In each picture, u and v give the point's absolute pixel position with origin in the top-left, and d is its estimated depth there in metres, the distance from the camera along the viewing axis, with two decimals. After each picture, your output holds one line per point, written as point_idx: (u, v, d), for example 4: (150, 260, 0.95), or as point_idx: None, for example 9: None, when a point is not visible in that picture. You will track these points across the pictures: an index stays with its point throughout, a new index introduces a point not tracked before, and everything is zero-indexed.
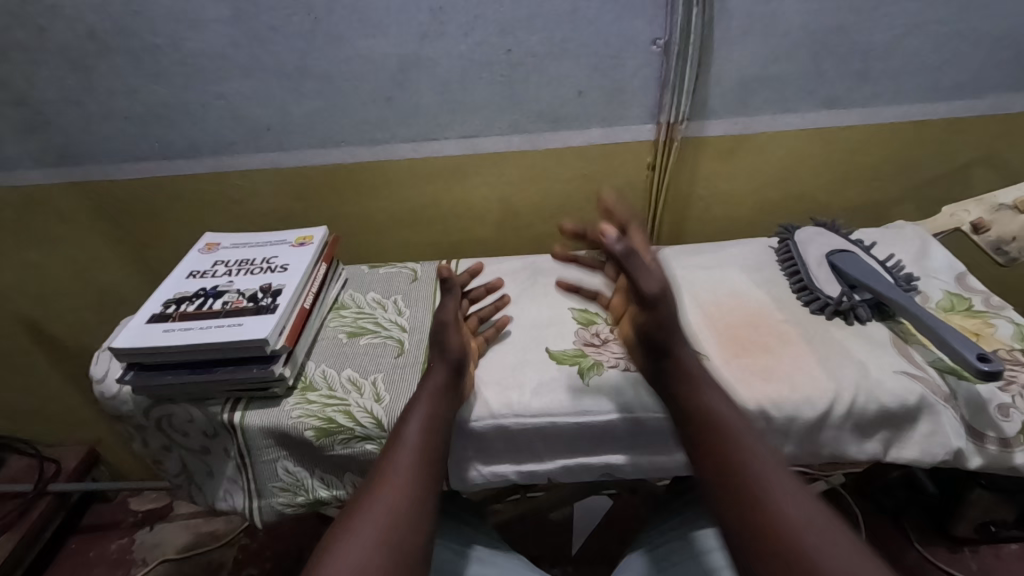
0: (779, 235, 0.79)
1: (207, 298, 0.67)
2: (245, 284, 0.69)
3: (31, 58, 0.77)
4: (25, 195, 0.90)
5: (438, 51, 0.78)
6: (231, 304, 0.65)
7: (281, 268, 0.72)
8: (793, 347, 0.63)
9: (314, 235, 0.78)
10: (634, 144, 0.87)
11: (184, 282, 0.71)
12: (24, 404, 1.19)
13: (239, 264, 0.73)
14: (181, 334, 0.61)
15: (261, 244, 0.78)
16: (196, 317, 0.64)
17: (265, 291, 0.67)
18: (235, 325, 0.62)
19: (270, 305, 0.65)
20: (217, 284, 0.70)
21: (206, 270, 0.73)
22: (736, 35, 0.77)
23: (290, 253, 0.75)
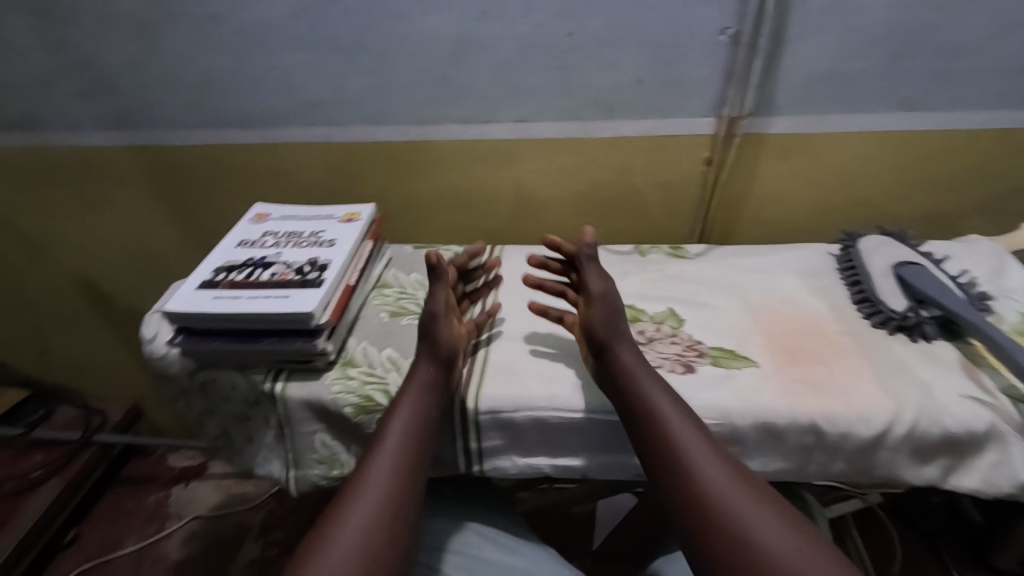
0: (841, 242, 0.75)
1: (256, 268, 0.68)
2: (292, 256, 0.69)
3: (101, 22, 0.79)
4: (86, 157, 0.93)
5: (496, 32, 0.76)
6: (278, 276, 0.66)
7: (328, 242, 0.72)
8: (849, 360, 0.60)
9: (361, 212, 0.77)
10: (691, 137, 0.83)
11: (234, 250, 0.72)
12: (74, 357, 1.24)
13: (288, 236, 0.74)
14: (229, 302, 0.62)
15: (310, 217, 0.78)
16: (244, 286, 0.64)
17: (313, 265, 0.67)
18: (282, 297, 0.62)
19: (317, 279, 0.65)
20: (265, 254, 0.70)
21: (255, 240, 0.73)
22: (811, 28, 0.73)
23: (338, 229, 0.75)
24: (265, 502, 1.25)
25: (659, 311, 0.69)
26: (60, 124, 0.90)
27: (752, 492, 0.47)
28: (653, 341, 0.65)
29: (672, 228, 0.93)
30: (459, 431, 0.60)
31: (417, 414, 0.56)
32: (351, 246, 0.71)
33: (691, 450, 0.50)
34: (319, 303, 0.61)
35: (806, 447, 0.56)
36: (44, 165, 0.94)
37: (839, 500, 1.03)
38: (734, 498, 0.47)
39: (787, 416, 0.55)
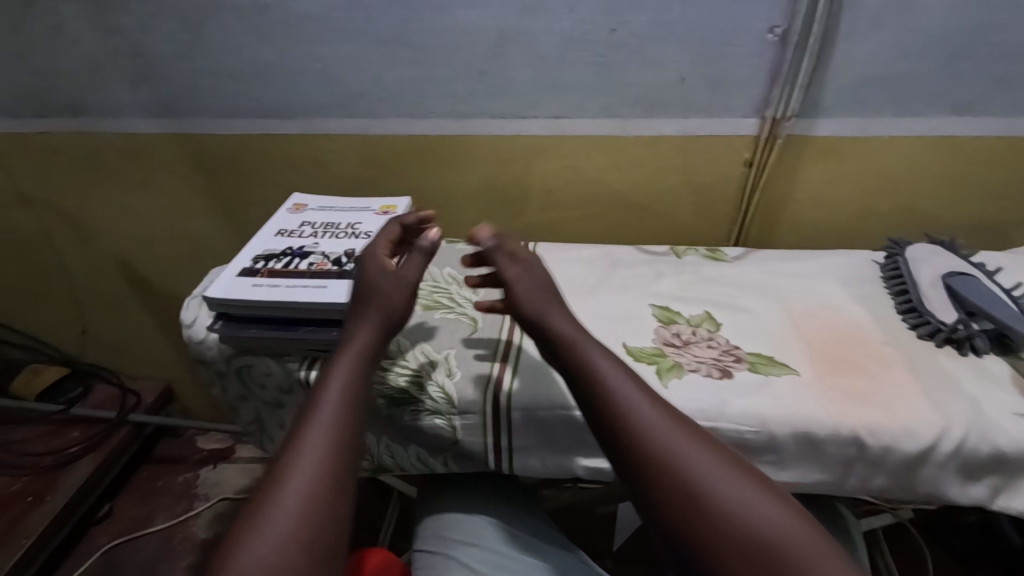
0: (887, 250, 0.73)
1: (294, 257, 0.68)
2: (330, 247, 0.70)
3: (150, 11, 0.81)
4: (130, 143, 0.95)
5: (538, 26, 0.75)
6: (316, 266, 0.66)
7: (365, 234, 0.72)
8: (894, 371, 0.58)
9: (397, 205, 0.78)
10: (733, 138, 0.81)
11: (272, 239, 0.73)
12: (112, 337, 1.28)
13: (325, 227, 0.74)
14: (268, 291, 0.63)
15: (347, 208, 0.79)
16: (282, 274, 0.65)
17: (350, 256, 0.68)
18: (319, 288, 0.63)
19: (353, 271, 0.65)
20: (304, 244, 0.71)
21: (293, 229, 0.74)
22: (864, 28, 0.71)
23: (374, 221, 0.75)
24: None
25: (695, 313, 0.68)
26: (106, 109, 0.92)
27: (713, 446, 0.47)
28: (689, 344, 0.64)
29: (708, 230, 0.91)
30: (491, 427, 0.60)
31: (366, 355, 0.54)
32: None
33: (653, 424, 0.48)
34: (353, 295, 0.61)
35: (846, 459, 0.55)
36: (91, 150, 0.97)
37: (870, 514, 1.00)
38: (697, 450, 0.46)
39: (829, 427, 0.54)
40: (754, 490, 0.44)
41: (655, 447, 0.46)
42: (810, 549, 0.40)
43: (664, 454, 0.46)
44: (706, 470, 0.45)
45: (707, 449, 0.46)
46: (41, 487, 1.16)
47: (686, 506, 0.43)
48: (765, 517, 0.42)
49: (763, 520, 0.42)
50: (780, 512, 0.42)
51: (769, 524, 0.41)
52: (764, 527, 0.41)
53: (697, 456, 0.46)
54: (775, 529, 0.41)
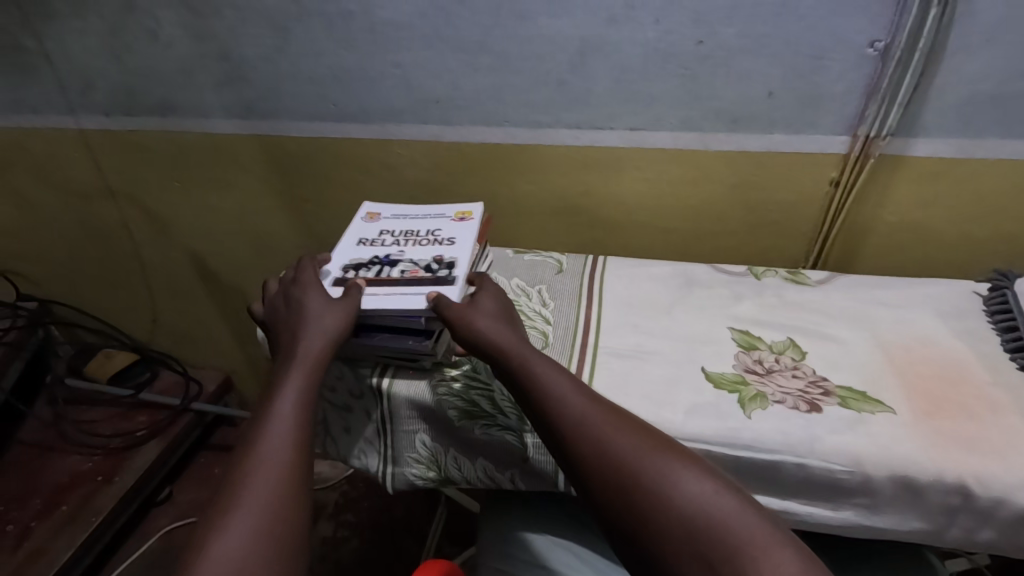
0: (993, 281, 0.68)
1: (383, 266, 0.68)
2: (416, 254, 0.69)
3: (240, 16, 0.83)
4: (210, 142, 0.98)
5: (624, 36, 0.74)
6: (408, 273, 0.66)
7: (448, 241, 0.72)
8: (1006, 417, 0.54)
9: (472, 211, 0.77)
10: (820, 155, 0.78)
11: (355, 248, 0.72)
12: (179, 326, 1.33)
13: (405, 235, 0.74)
14: (368, 299, 0.62)
15: (422, 216, 0.78)
16: (376, 282, 0.65)
17: (440, 262, 0.68)
18: (420, 293, 0.62)
19: (449, 276, 0.65)
20: (388, 253, 0.70)
21: (374, 239, 0.74)
22: (977, 43, 0.66)
23: (454, 228, 0.74)
24: (339, 483, 1.28)
25: (778, 340, 0.65)
26: (192, 109, 0.95)
27: (651, 440, 0.47)
28: (773, 372, 0.61)
29: (784, 250, 0.87)
30: None
31: (323, 354, 0.56)
32: (472, 243, 0.71)
33: (591, 423, 0.48)
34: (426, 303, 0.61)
35: (949, 509, 0.51)
36: (172, 147, 1.01)
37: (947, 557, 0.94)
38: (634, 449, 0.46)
39: (933, 474, 0.50)
40: (692, 474, 0.44)
41: (590, 446, 0.47)
42: (749, 523, 0.40)
43: (598, 454, 0.47)
44: (644, 463, 0.45)
45: (643, 441, 0.47)
46: (109, 467, 1.22)
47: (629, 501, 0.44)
48: (700, 500, 0.42)
49: (699, 503, 0.42)
50: (718, 493, 0.42)
51: (708, 508, 0.41)
52: (701, 511, 0.41)
53: (632, 448, 0.46)
54: (713, 510, 0.41)
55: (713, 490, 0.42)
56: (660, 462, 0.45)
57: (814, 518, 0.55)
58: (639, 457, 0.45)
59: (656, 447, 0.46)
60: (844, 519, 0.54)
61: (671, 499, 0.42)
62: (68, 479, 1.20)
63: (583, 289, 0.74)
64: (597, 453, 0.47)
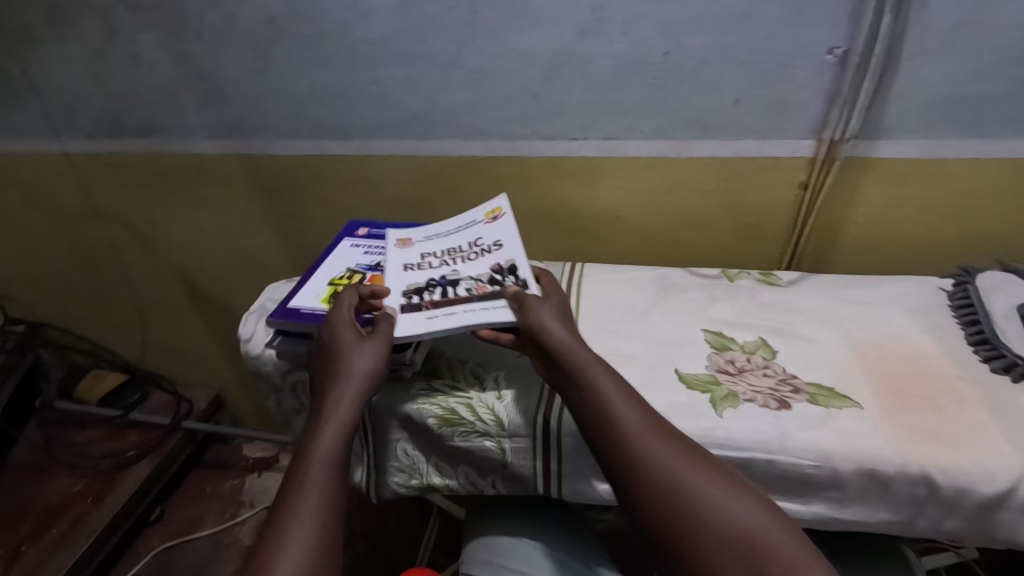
0: (956, 277, 0.70)
1: (444, 287, 0.66)
2: (474, 270, 0.68)
3: (220, 39, 0.85)
4: (195, 162, 1.00)
5: (592, 49, 0.76)
6: (476, 289, 0.65)
7: (495, 246, 0.71)
8: (968, 408, 0.55)
9: (501, 207, 0.77)
10: (788, 160, 0.80)
11: (405, 275, 0.70)
12: (169, 346, 1.33)
13: (449, 253, 0.72)
14: (447, 320, 0.61)
15: (456, 228, 0.77)
16: (450, 304, 0.64)
17: (500, 271, 0.67)
18: (500, 305, 0.62)
19: (516, 281, 0.65)
20: (443, 273, 0.69)
21: (420, 262, 0.72)
22: (932, 48, 0.69)
23: (494, 231, 0.74)
24: None
25: (750, 340, 0.66)
26: (176, 130, 0.97)
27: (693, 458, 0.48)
28: (744, 372, 0.62)
29: (760, 253, 0.89)
30: (541, 451, 0.60)
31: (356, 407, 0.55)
32: (520, 240, 0.71)
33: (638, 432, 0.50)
34: (483, 321, 0.60)
35: (916, 500, 0.52)
36: (159, 169, 1.02)
37: (933, 551, 0.96)
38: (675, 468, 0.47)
39: (899, 465, 0.52)
40: (727, 495, 0.45)
41: (630, 452, 0.49)
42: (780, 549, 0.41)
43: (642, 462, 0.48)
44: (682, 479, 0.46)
45: (684, 458, 0.48)
46: (100, 488, 1.22)
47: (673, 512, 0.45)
48: (744, 521, 0.42)
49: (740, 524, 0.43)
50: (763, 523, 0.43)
51: (750, 530, 0.42)
52: (743, 532, 0.42)
53: (674, 464, 0.47)
54: (753, 531, 0.42)
55: (755, 517, 0.43)
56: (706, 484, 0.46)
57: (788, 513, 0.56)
58: (678, 473, 0.47)
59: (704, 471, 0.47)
60: (816, 514, 0.55)
61: (705, 512, 0.44)
62: (60, 501, 1.20)
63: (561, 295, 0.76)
64: (650, 465, 0.48)
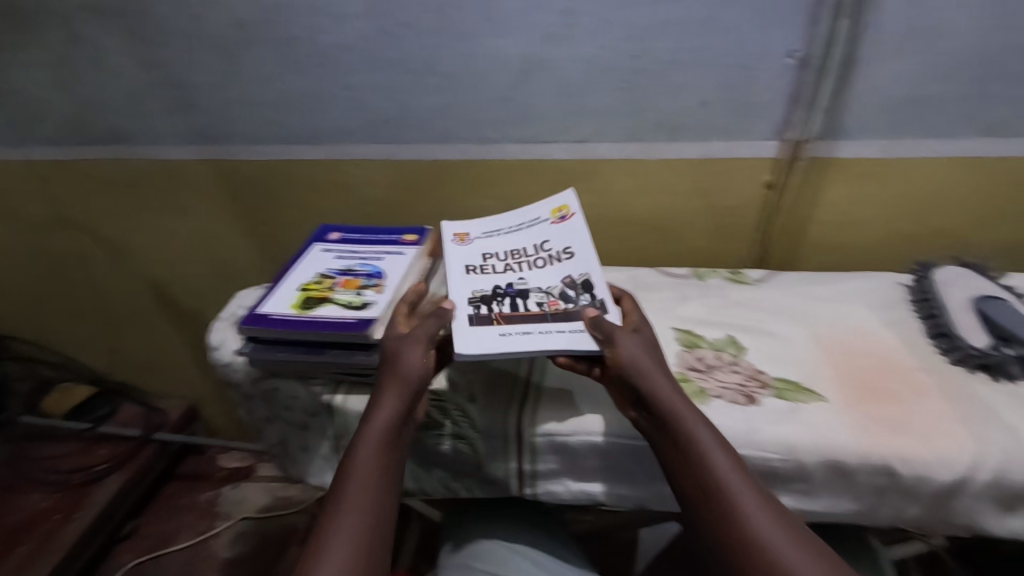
0: (914, 272, 0.72)
1: (513, 297, 0.63)
2: (545, 280, 0.65)
3: (187, 44, 0.84)
4: (164, 168, 0.98)
5: (562, 53, 0.77)
6: (548, 305, 0.61)
7: (566, 254, 0.68)
8: (927, 398, 0.57)
9: (568, 204, 0.75)
10: (754, 160, 0.82)
11: (467, 278, 0.67)
12: (141, 357, 1.31)
13: (513, 256, 0.70)
14: (520, 339, 0.57)
15: (519, 228, 0.75)
16: (521, 320, 0.60)
17: (573, 285, 0.64)
18: (582, 328, 0.58)
19: (594, 301, 0.61)
20: (509, 280, 0.66)
21: (482, 265, 0.69)
22: (889, 51, 0.71)
23: (562, 235, 0.71)
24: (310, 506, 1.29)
25: (719, 337, 0.68)
26: (143, 137, 0.95)
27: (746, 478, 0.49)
28: (713, 369, 0.63)
29: (729, 253, 0.91)
30: (513, 452, 0.60)
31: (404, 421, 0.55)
32: (593, 249, 0.68)
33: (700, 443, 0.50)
34: (562, 345, 0.56)
35: (878, 489, 0.54)
36: (126, 176, 1.01)
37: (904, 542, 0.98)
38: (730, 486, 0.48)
39: (861, 456, 0.53)
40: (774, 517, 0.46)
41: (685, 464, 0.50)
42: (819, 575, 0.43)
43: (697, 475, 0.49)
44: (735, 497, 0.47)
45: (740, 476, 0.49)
46: (69, 504, 1.18)
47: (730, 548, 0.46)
48: (798, 566, 0.43)
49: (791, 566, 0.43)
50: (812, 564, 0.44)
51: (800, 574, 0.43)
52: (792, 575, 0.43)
53: (729, 480, 0.48)
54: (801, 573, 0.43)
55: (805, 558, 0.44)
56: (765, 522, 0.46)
57: None
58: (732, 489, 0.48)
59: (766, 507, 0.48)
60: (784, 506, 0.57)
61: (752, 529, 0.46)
62: (26, 518, 1.16)
63: None
64: (709, 482, 0.48)
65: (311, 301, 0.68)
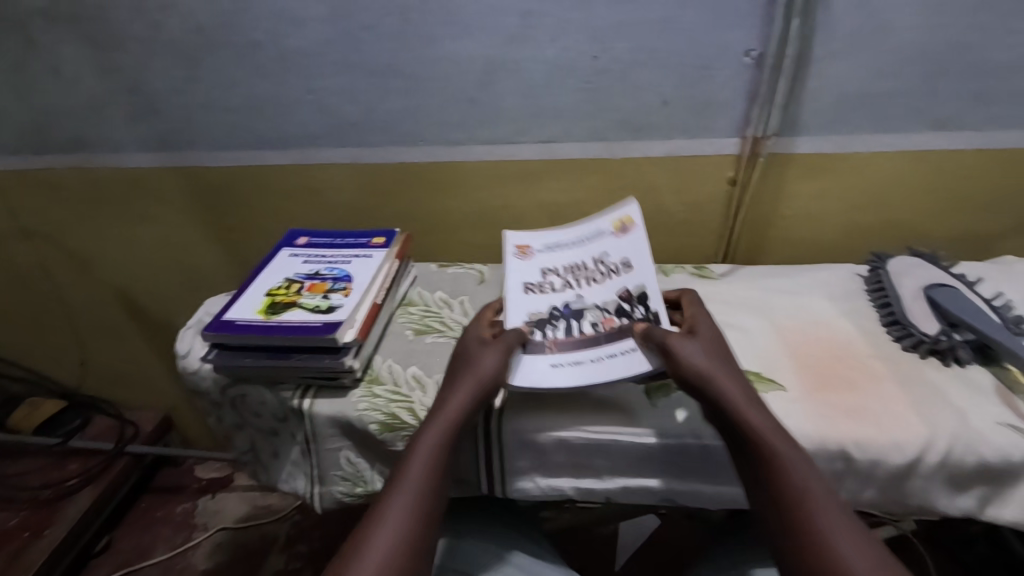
0: (870, 263, 0.74)
1: (569, 320, 0.66)
2: (600, 296, 0.68)
3: (148, 50, 0.83)
4: (129, 176, 0.97)
5: (524, 55, 0.78)
6: (603, 325, 0.64)
7: (622, 267, 0.70)
8: (881, 384, 0.59)
9: (631, 217, 0.75)
10: (716, 157, 0.83)
11: (527, 298, 0.69)
12: (111, 369, 1.29)
13: (572, 272, 0.71)
14: (573, 369, 0.60)
15: (578, 240, 0.75)
16: (575, 347, 0.63)
17: (629, 300, 0.66)
18: (633, 351, 0.60)
19: (649, 316, 0.64)
20: (566, 299, 0.68)
21: (541, 282, 0.70)
22: (840, 49, 0.73)
23: (621, 247, 0.72)
24: (290, 514, 1.26)
25: None
26: (105, 145, 0.94)
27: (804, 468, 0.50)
28: None
29: (695, 248, 0.92)
30: (483, 451, 0.60)
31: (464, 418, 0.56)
32: (650, 260, 0.69)
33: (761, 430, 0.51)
34: (618, 373, 0.58)
35: (835, 474, 0.55)
36: (90, 185, 0.99)
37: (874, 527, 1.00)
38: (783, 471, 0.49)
39: (817, 443, 0.55)
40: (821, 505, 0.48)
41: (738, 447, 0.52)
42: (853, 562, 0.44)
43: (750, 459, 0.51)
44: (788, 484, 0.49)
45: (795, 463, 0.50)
46: (39, 520, 1.16)
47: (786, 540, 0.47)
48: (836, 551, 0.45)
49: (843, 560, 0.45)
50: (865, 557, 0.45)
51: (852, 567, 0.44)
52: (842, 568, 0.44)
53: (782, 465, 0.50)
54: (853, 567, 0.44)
55: (851, 548, 0.45)
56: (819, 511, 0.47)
57: (721, 495, 0.59)
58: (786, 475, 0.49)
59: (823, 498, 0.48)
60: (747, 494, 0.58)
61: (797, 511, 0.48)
62: None
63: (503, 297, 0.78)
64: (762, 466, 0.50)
65: (277, 306, 0.68)
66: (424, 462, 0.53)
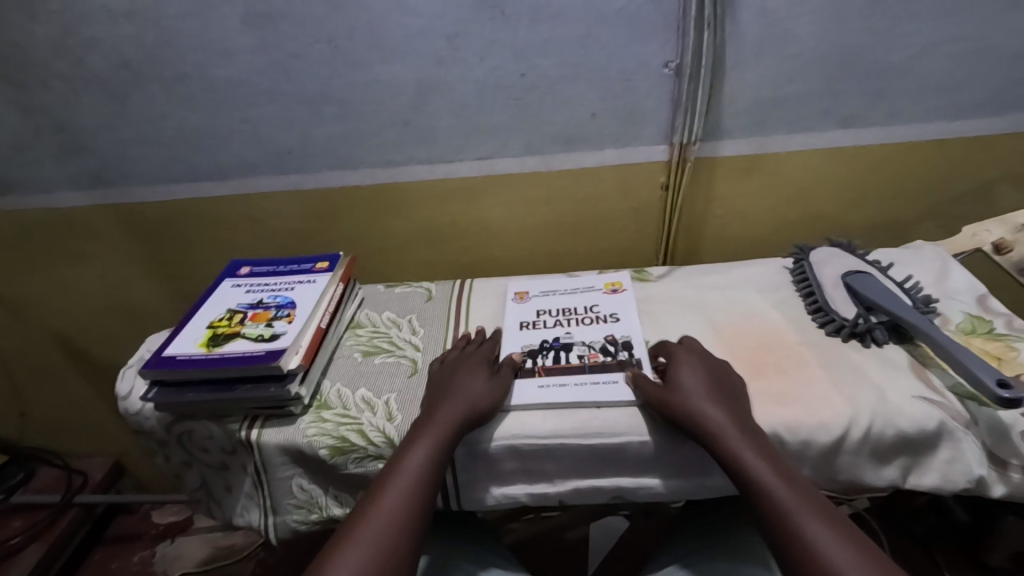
0: (795, 255, 0.78)
1: (558, 351, 0.68)
2: (589, 335, 0.70)
3: (72, 87, 0.82)
4: (60, 217, 0.94)
5: (454, 75, 0.80)
6: (589, 358, 0.67)
7: (612, 317, 0.73)
8: (809, 369, 0.62)
9: (621, 280, 0.80)
10: (647, 163, 0.87)
11: (521, 334, 0.72)
12: (55, 418, 1.23)
13: (564, 313, 0.75)
14: (561, 390, 0.63)
15: (572, 291, 0.80)
16: (561, 372, 0.65)
17: (614, 343, 0.69)
18: (613, 382, 0.63)
19: (632, 361, 0.66)
20: (557, 335, 0.71)
21: (535, 321, 0.74)
22: (749, 57, 0.78)
23: (611, 302, 0.76)
24: (255, 552, 1.21)
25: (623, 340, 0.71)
26: (32, 185, 0.91)
27: (780, 467, 0.51)
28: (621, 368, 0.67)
29: (637, 253, 0.96)
30: None
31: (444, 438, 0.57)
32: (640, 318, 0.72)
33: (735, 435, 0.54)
34: (601, 398, 0.61)
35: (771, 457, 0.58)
36: (18, 228, 0.96)
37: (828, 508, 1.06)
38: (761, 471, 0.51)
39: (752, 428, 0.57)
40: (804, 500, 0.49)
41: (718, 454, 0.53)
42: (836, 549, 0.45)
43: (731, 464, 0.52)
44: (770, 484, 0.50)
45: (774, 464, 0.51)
46: None
47: (785, 556, 0.47)
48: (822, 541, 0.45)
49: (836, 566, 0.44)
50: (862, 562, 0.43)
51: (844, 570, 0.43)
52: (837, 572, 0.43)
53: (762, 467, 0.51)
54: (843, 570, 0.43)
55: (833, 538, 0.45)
56: (809, 522, 0.47)
57: (667, 488, 0.60)
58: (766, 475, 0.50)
59: (817, 513, 0.48)
60: (693, 485, 0.60)
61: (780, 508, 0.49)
62: None
63: (452, 314, 0.79)
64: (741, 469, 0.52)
65: (219, 337, 0.68)
66: (409, 472, 0.54)
